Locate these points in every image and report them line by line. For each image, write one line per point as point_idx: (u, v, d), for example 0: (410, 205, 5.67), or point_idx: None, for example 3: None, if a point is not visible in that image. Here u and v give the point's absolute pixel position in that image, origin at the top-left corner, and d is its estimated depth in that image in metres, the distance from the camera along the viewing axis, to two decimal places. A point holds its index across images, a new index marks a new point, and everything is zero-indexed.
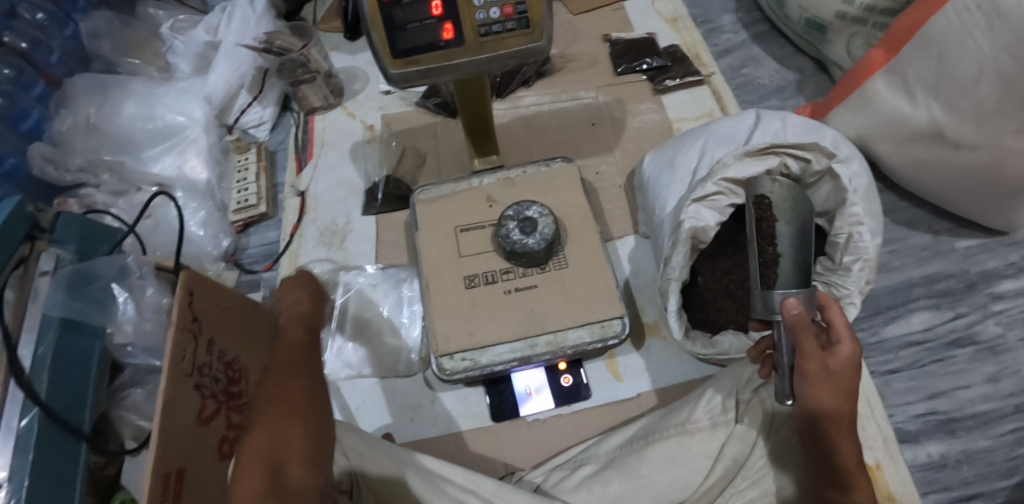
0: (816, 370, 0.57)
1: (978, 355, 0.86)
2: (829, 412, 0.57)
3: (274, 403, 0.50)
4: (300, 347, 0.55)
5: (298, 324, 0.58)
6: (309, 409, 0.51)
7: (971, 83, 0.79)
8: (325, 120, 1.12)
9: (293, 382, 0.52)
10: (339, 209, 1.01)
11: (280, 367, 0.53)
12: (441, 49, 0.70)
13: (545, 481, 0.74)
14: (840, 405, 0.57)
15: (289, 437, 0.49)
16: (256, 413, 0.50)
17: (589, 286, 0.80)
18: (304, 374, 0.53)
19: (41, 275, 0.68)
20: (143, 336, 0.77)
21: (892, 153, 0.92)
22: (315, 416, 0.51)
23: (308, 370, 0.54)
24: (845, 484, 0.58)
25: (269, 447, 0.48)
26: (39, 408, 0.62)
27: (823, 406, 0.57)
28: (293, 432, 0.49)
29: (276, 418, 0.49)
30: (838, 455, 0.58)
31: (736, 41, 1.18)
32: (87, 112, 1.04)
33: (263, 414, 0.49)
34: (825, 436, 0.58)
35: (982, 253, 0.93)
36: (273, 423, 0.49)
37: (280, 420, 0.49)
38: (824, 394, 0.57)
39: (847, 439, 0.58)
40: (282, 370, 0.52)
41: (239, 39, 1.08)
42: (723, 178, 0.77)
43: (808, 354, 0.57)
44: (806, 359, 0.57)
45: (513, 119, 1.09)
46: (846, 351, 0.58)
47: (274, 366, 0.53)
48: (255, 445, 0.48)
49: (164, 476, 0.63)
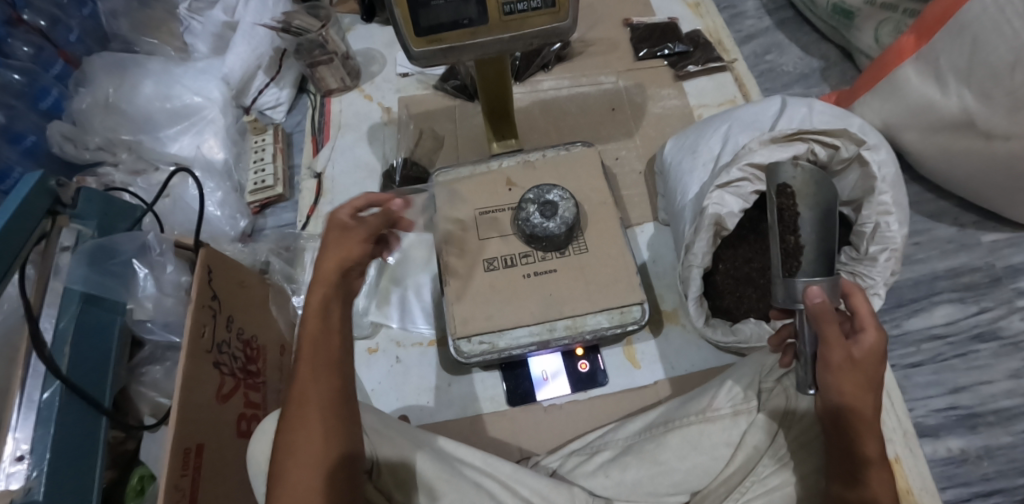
0: (846, 362, 0.56)
1: (1002, 351, 0.84)
2: (852, 401, 0.56)
3: (304, 465, 0.51)
4: (322, 376, 0.54)
5: (312, 339, 0.55)
6: (329, 407, 0.53)
7: (1005, 71, 0.77)
8: (342, 103, 1.11)
9: (316, 421, 0.52)
10: (356, 191, 1.01)
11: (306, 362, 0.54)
12: (465, 27, 0.69)
13: (561, 466, 0.74)
14: (864, 396, 0.56)
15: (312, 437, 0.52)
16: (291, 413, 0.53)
17: (610, 270, 0.80)
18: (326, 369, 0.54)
19: (62, 250, 0.67)
20: (162, 312, 0.75)
21: (920, 143, 0.90)
22: (336, 431, 0.52)
23: (330, 388, 0.53)
24: (859, 478, 0.57)
25: (296, 437, 0.52)
26: (60, 382, 0.62)
27: (845, 393, 0.56)
28: (314, 429, 0.52)
29: (304, 476, 0.50)
30: (858, 445, 0.57)
31: (760, 27, 1.16)
32: (105, 91, 1.03)
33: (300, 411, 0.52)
34: (847, 426, 0.57)
35: (1008, 248, 0.91)
36: (307, 414, 0.52)
37: (305, 421, 0.52)
38: (846, 382, 0.56)
39: (874, 429, 0.57)
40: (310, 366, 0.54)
41: (257, 19, 1.07)
42: (748, 163, 0.76)
43: (831, 342, 0.56)
44: (831, 348, 0.56)
45: (531, 103, 1.08)
46: (871, 339, 0.57)
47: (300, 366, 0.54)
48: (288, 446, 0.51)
49: (179, 449, 0.63)
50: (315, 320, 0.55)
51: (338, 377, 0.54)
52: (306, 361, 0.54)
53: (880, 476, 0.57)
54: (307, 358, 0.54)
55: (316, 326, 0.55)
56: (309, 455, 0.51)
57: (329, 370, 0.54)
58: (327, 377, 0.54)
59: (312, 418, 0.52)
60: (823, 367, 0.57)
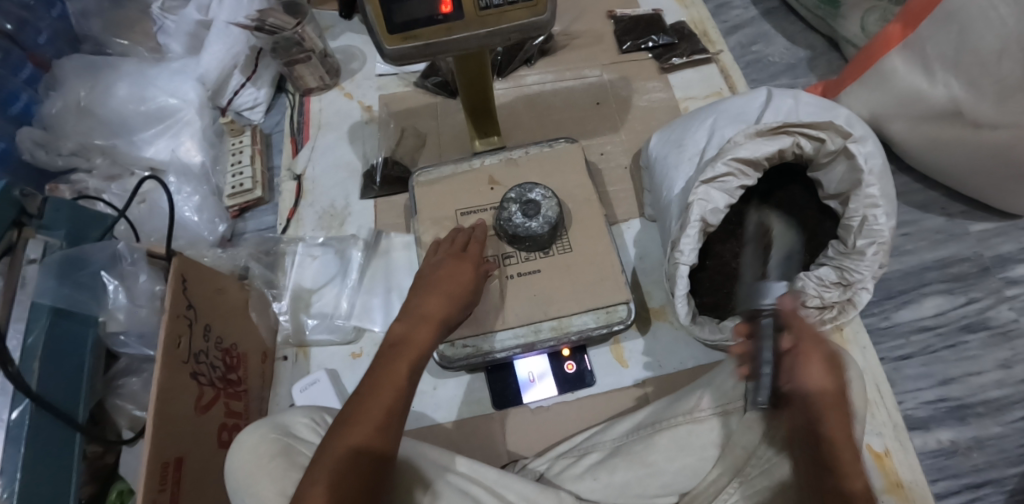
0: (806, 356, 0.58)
1: (991, 341, 0.84)
2: (821, 388, 0.57)
3: (339, 439, 0.53)
4: (406, 375, 0.59)
5: (418, 346, 0.61)
6: (393, 405, 0.56)
7: (993, 59, 0.76)
8: (322, 102, 1.09)
9: (371, 416, 0.55)
10: (337, 191, 0.99)
11: (403, 356, 0.60)
12: (441, 23, 0.67)
13: (549, 469, 0.73)
14: (830, 394, 0.57)
15: (361, 423, 0.54)
16: (358, 401, 0.56)
17: (595, 270, 0.78)
18: (409, 370, 0.59)
19: (29, 262, 0.65)
20: (138, 323, 0.73)
21: (908, 133, 0.89)
22: (390, 425, 0.55)
23: (403, 387, 0.58)
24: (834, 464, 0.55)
25: (353, 420, 0.54)
26: (30, 400, 0.60)
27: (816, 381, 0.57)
28: (373, 416, 0.55)
29: (334, 461, 0.51)
30: (829, 432, 0.56)
31: (746, 17, 1.15)
32: (78, 94, 1.01)
33: (370, 400, 0.56)
34: (822, 419, 0.56)
35: (996, 237, 0.90)
36: (371, 403, 0.56)
37: (366, 410, 0.55)
38: (819, 377, 0.57)
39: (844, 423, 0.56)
40: (409, 369, 0.59)
41: (232, 17, 1.05)
42: (733, 158, 0.74)
43: (807, 338, 0.59)
44: (807, 343, 0.58)
45: (515, 98, 1.06)
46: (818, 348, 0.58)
47: (384, 362, 0.60)
48: (344, 431, 0.54)
49: (156, 463, 0.61)
50: (423, 332, 0.63)
51: (413, 384, 0.59)
52: (405, 356, 0.60)
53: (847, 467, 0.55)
54: (402, 356, 0.60)
55: (428, 327, 0.63)
56: (350, 431, 0.53)
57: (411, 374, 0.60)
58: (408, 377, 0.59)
59: (376, 408, 0.55)
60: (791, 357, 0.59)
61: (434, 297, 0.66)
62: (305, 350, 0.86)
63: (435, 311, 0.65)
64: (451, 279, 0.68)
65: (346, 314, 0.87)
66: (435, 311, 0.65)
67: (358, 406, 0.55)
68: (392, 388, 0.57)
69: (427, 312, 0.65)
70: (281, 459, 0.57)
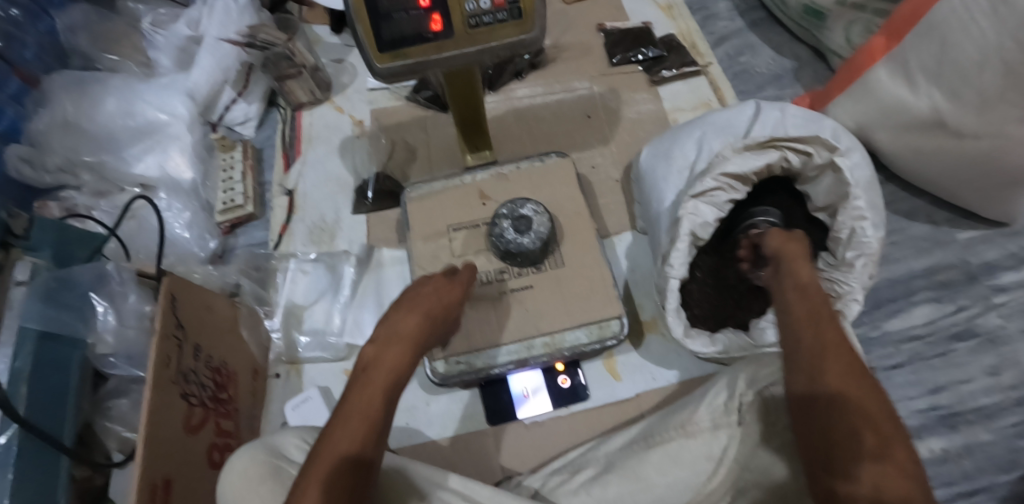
0: (794, 263, 0.64)
1: (979, 348, 0.84)
2: (837, 387, 0.51)
3: (322, 458, 0.50)
4: (385, 388, 0.55)
5: (394, 358, 0.57)
6: (370, 418, 0.53)
7: (974, 71, 0.77)
8: (312, 116, 1.08)
9: (351, 431, 0.52)
10: (327, 206, 0.99)
11: (376, 371, 0.56)
12: (429, 41, 0.68)
13: (544, 485, 0.72)
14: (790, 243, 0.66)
15: (343, 438, 0.51)
16: (337, 416, 0.53)
17: (586, 285, 0.78)
18: (385, 384, 0.55)
19: (16, 285, 0.67)
20: (125, 345, 0.73)
21: (894, 144, 0.90)
22: (368, 439, 0.52)
23: (382, 400, 0.54)
24: (849, 469, 0.47)
25: (333, 438, 0.51)
26: (18, 426, 0.60)
27: (822, 379, 0.51)
28: (352, 430, 0.52)
29: (317, 478, 0.48)
30: (839, 434, 0.49)
31: (733, 29, 1.16)
32: (66, 109, 0.99)
33: (345, 413, 0.53)
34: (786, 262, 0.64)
35: (982, 244, 0.91)
36: (349, 419, 0.52)
37: (346, 425, 0.52)
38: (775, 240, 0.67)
39: (874, 418, 0.48)
40: (387, 385, 0.55)
41: (222, 33, 1.04)
42: (722, 173, 0.75)
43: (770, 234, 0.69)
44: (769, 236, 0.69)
45: (504, 112, 1.06)
46: (794, 248, 0.66)
47: (358, 378, 0.56)
48: (326, 450, 0.51)
49: (146, 487, 0.61)
50: (396, 345, 0.58)
51: (392, 400, 0.55)
52: (379, 368, 0.56)
53: (887, 472, 0.46)
54: (375, 372, 0.56)
55: (402, 341, 0.58)
56: (331, 449, 0.50)
57: (390, 388, 0.55)
58: (384, 392, 0.55)
59: (353, 420, 0.52)
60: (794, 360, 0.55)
61: (410, 311, 0.61)
62: (297, 366, 0.86)
63: (409, 323, 0.60)
64: (427, 296, 0.64)
65: (339, 333, 0.86)
66: (409, 324, 0.60)
67: (337, 423, 0.52)
68: (369, 401, 0.54)
69: (401, 326, 0.60)
70: (271, 482, 0.57)
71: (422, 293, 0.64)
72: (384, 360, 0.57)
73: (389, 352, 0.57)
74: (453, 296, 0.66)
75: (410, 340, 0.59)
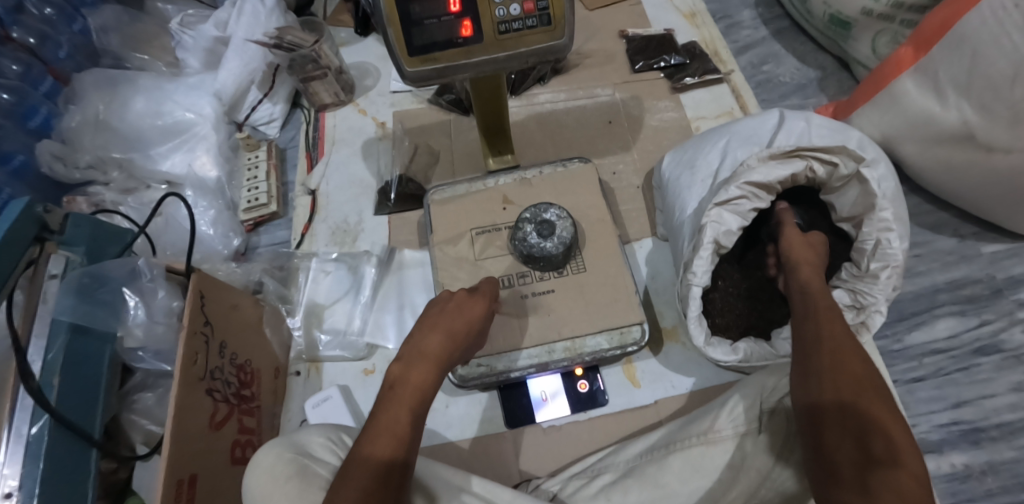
0: (801, 268, 0.70)
1: (1004, 364, 0.84)
2: (836, 398, 0.54)
3: (355, 470, 0.52)
4: (412, 404, 0.57)
5: (420, 375, 0.59)
6: (400, 434, 0.55)
7: (1005, 83, 0.77)
8: (336, 117, 1.10)
9: (383, 444, 0.54)
10: (350, 208, 0.99)
11: (404, 389, 0.58)
12: (460, 46, 0.68)
13: (562, 490, 0.72)
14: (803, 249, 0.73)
15: (375, 451, 0.53)
16: (367, 431, 0.55)
17: (608, 291, 0.79)
18: (413, 401, 0.57)
19: (50, 278, 0.66)
20: (154, 340, 0.74)
21: (920, 156, 0.89)
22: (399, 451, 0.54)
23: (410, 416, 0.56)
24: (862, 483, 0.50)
25: (365, 450, 0.53)
26: (50, 416, 0.60)
27: (826, 391, 0.55)
28: (383, 444, 0.54)
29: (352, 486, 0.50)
30: (847, 445, 0.52)
31: (756, 37, 1.16)
32: (97, 107, 1.02)
33: (376, 428, 0.55)
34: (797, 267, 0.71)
35: (1008, 259, 0.90)
36: (381, 433, 0.55)
37: (377, 439, 0.54)
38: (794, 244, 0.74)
39: (884, 431, 0.52)
40: (413, 401, 0.57)
41: (249, 35, 1.06)
42: (747, 182, 0.75)
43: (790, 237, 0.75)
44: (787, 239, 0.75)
45: (527, 116, 1.07)
46: (803, 250, 0.73)
47: (386, 394, 0.58)
48: (358, 462, 0.53)
49: (172, 483, 0.62)
50: (423, 363, 0.60)
51: (419, 415, 0.57)
52: (407, 385, 0.58)
53: (900, 479, 0.49)
54: (403, 389, 0.58)
55: (428, 359, 0.60)
56: (364, 461, 0.52)
57: (416, 405, 0.58)
58: (411, 407, 0.57)
59: (383, 436, 0.54)
60: (797, 373, 0.58)
61: (435, 328, 0.63)
62: (317, 365, 0.87)
63: (435, 341, 0.62)
64: (452, 311, 0.65)
65: (359, 332, 0.87)
66: (434, 342, 0.62)
67: (368, 436, 0.55)
68: (399, 417, 0.56)
69: (427, 344, 0.62)
70: (296, 480, 0.57)
71: (447, 308, 0.66)
72: (411, 377, 0.59)
73: (416, 369, 0.59)
74: (478, 312, 0.67)
75: (435, 359, 0.61)
